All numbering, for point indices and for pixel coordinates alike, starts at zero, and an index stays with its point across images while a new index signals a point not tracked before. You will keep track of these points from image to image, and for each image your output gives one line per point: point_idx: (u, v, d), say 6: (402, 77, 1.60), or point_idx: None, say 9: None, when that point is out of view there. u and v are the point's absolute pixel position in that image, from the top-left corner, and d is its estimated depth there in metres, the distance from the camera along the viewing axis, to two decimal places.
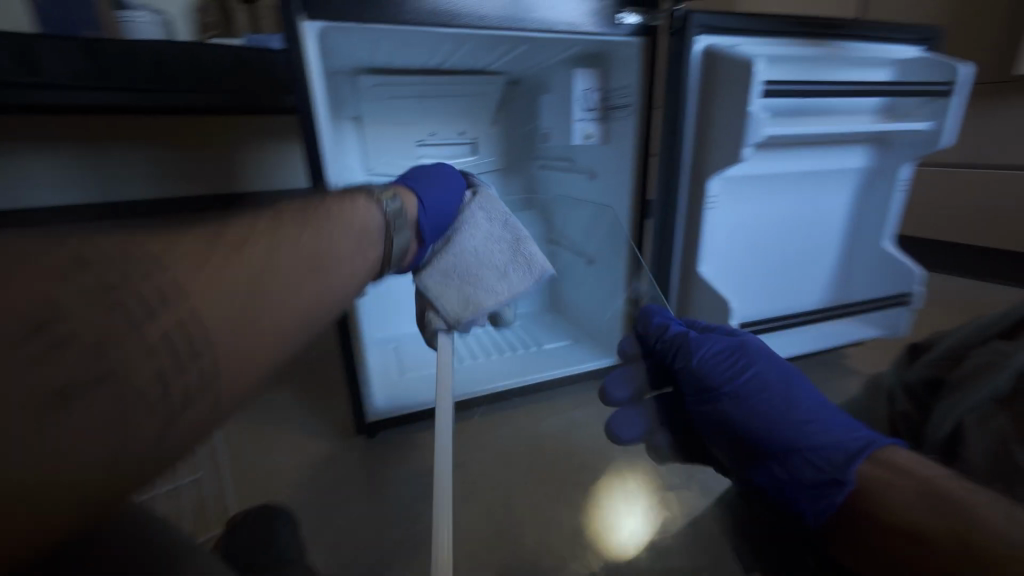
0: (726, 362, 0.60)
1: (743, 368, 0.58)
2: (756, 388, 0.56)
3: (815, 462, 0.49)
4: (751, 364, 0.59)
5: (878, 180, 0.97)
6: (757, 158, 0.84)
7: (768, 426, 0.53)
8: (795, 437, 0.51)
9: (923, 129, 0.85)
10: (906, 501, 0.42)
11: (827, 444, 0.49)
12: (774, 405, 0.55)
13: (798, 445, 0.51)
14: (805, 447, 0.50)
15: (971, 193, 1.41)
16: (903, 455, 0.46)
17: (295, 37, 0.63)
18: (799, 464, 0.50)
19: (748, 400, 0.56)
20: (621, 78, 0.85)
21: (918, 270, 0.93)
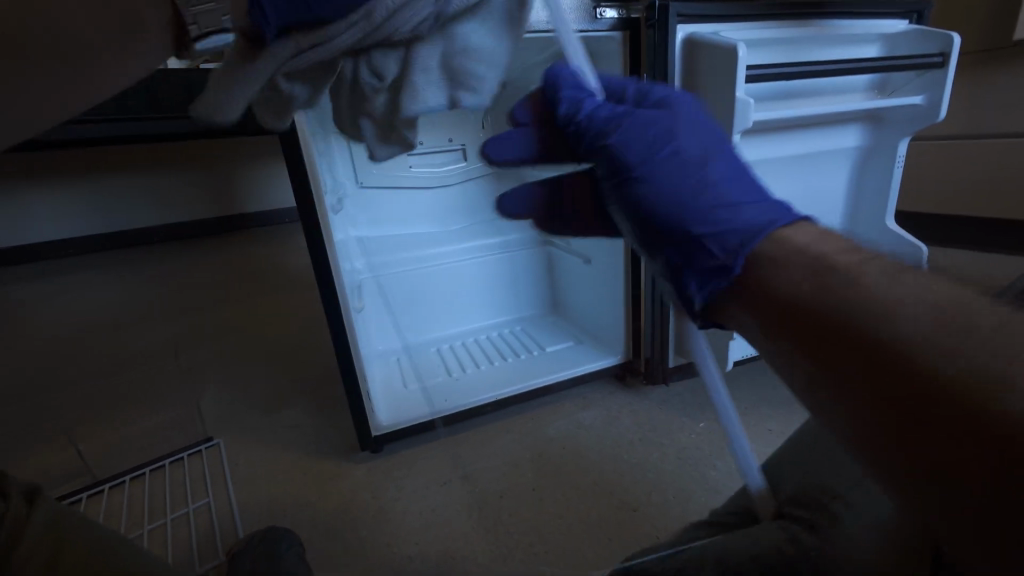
0: (636, 165, 0.43)
1: (671, 148, 0.42)
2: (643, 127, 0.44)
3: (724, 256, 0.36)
4: (702, 163, 0.42)
5: (874, 157, 0.96)
6: (747, 144, 0.83)
7: (676, 211, 0.41)
8: (698, 218, 0.39)
9: (917, 103, 0.83)
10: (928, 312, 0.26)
11: (722, 220, 0.38)
12: (656, 196, 0.42)
13: (696, 233, 0.38)
14: (698, 222, 0.39)
15: (967, 164, 1.39)
16: (808, 234, 0.34)
17: None
18: (700, 249, 0.38)
19: (659, 170, 0.42)
20: (604, 73, 0.83)
21: (924, 246, 0.93)
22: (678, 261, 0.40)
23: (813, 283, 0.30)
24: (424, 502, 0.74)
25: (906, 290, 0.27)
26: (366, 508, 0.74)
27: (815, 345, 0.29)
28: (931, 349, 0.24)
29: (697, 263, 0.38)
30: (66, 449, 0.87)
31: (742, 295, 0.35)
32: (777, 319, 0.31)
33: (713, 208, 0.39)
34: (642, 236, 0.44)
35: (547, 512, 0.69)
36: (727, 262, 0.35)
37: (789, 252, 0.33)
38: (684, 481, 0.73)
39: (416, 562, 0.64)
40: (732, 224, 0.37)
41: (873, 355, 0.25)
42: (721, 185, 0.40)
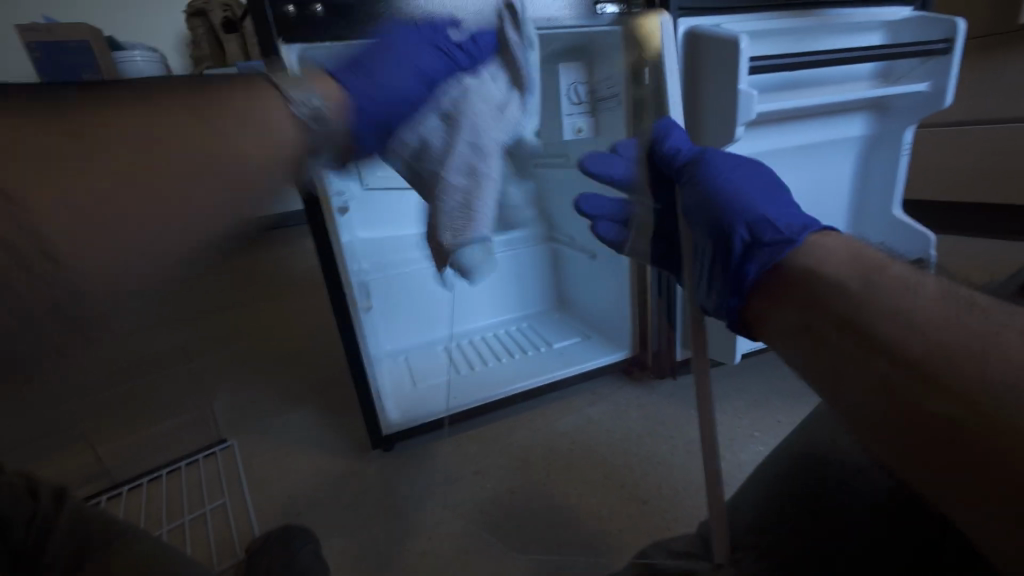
0: (708, 171, 0.51)
1: (748, 172, 0.51)
2: (722, 159, 0.53)
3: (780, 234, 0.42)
4: (771, 190, 0.49)
5: (880, 146, 0.95)
6: (752, 136, 0.82)
7: (739, 201, 0.47)
8: (760, 210, 0.45)
9: (921, 90, 0.83)
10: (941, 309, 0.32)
11: (783, 219, 0.43)
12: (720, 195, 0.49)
13: (758, 216, 0.44)
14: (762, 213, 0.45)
15: (970, 151, 1.40)
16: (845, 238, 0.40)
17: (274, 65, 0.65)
18: (764, 231, 0.43)
19: (730, 180, 0.50)
20: (604, 68, 0.77)
21: (932, 234, 0.93)
22: (743, 252, 0.43)
23: (855, 273, 0.35)
24: (438, 498, 0.75)
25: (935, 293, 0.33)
26: (381, 503, 0.76)
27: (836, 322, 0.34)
28: (940, 340, 0.30)
29: (761, 248, 0.42)
30: None
31: (801, 274, 0.38)
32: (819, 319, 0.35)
33: (775, 209, 0.46)
34: (704, 233, 0.49)
35: (559, 505, 0.70)
36: (791, 237, 0.41)
37: (833, 260, 0.37)
38: (691, 471, 0.74)
39: (432, 556, 0.65)
40: (790, 226, 0.42)
41: (893, 332, 0.31)
42: (777, 207, 0.46)
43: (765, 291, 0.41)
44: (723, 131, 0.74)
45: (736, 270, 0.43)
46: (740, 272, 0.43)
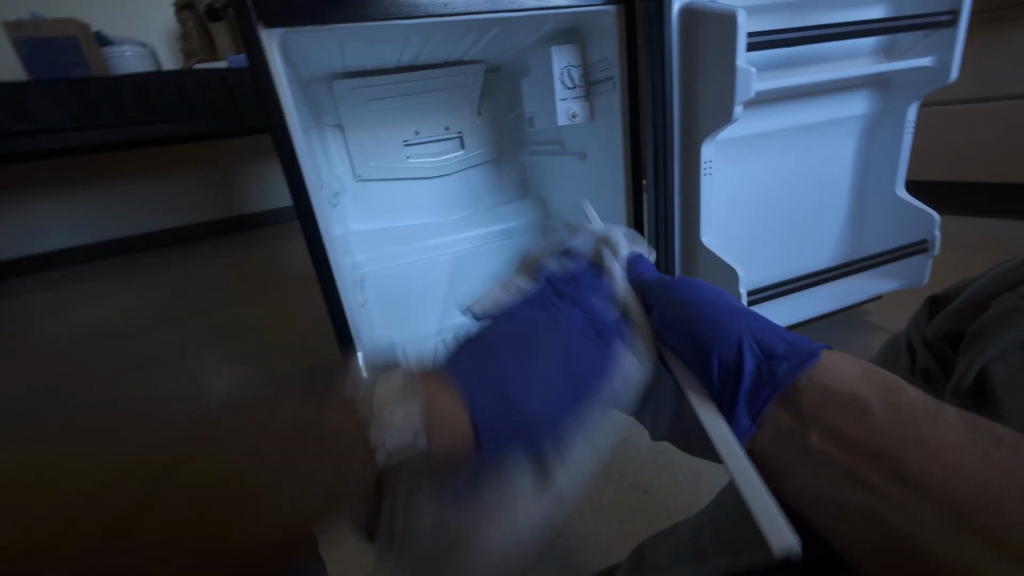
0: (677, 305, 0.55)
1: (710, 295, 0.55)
2: (692, 290, 0.55)
3: (784, 368, 0.45)
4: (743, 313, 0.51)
5: (883, 125, 0.93)
6: (752, 116, 0.80)
7: (706, 325, 0.50)
8: (743, 327, 0.48)
9: (926, 65, 0.81)
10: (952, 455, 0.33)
11: (767, 338, 0.47)
12: (686, 336, 0.51)
13: (745, 341, 0.47)
14: (745, 334, 0.47)
15: (974, 128, 1.38)
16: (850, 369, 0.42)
17: (258, 50, 0.63)
18: (770, 367, 0.45)
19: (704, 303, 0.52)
20: (600, 51, 0.82)
21: (937, 214, 0.91)
22: (753, 383, 0.46)
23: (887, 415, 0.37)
24: None
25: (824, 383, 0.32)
26: None
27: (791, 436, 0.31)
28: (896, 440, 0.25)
29: (775, 371, 0.45)
30: None
31: (815, 402, 0.42)
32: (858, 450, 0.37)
33: (755, 331, 0.48)
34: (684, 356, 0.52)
35: None
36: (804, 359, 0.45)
37: (835, 385, 0.42)
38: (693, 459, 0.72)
39: None
40: (796, 351, 0.45)
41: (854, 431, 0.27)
42: (755, 320, 0.50)
43: (769, 414, 0.45)
44: (722, 111, 0.72)
45: (733, 395, 0.47)
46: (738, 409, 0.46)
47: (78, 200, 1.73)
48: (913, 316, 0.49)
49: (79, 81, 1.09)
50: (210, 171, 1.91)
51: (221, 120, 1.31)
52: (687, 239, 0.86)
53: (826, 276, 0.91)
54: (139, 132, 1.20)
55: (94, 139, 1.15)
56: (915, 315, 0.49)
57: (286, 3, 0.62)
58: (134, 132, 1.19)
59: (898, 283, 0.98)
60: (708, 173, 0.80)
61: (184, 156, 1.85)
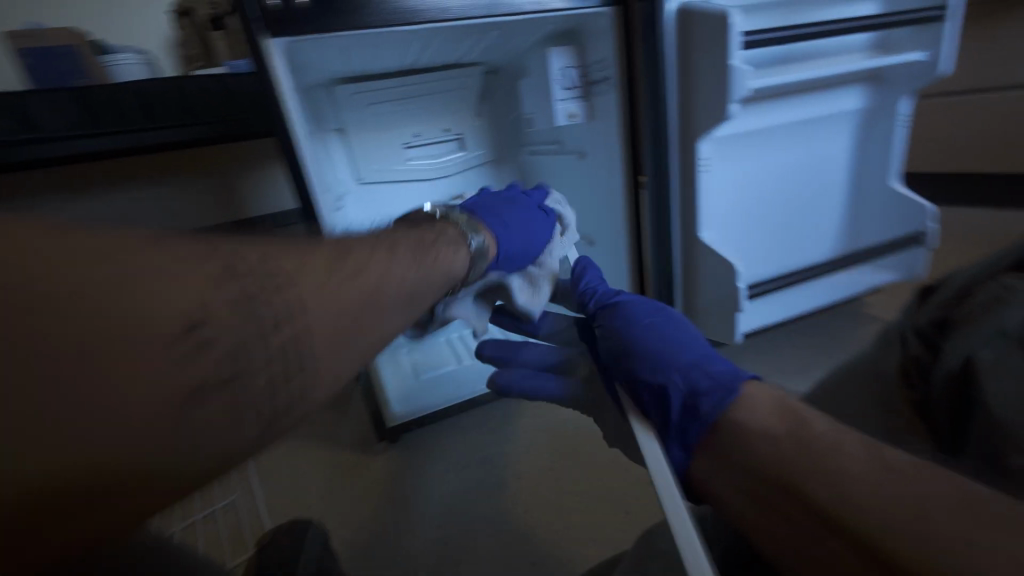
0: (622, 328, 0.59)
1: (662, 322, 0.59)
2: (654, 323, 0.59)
3: (702, 396, 0.47)
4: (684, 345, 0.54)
5: (878, 119, 0.94)
6: (748, 113, 0.81)
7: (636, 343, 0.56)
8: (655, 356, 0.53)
9: (919, 59, 0.82)
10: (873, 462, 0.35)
11: (683, 368, 0.50)
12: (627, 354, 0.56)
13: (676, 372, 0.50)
14: (672, 365, 0.51)
15: (973, 120, 1.39)
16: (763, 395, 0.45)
17: (262, 58, 0.64)
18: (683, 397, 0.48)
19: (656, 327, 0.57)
20: (598, 52, 0.84)
21: (932, 206, 0.92)
22: (681, 420, 0.47)
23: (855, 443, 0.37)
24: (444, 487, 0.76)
25: (863, 451, 0.36)
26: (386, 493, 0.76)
27: (787, 492, 0.36)
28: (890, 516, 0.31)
29: (698, 407, 0.46)
30: None
31: (728, 446, 0.43)
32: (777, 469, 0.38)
33: (684, 367, 0.51)
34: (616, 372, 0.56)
35: (562, 493, 0.70)
36: (726, 394, 0.46)
37: (751, 419, 0.43)
38: None
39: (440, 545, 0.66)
40: (721, 385, 0.47)
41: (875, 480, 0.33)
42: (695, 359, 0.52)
43: (698, 449, 0.46)
44: (718, 108, 0.73)
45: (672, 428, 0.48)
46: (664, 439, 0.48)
47: (83, 207, 1.75)
48: (905, 307, 0.50)
49: (85, 89, 1.08)
50: (214, 176, 1.93)
51: (224, 127, 1.32)
52: (687, 236, 0.87)
53: (825, 270, 0.93)
54: (135, 141, 1.19)
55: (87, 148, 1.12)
56: (906, 307, 0.50)
57: (289, 12, 0.64)
58: (132, 144, 1.18)
59: (897, 275, 0.99)
60: (705, 170, 0.81)
61: (185, 162, 1.87)
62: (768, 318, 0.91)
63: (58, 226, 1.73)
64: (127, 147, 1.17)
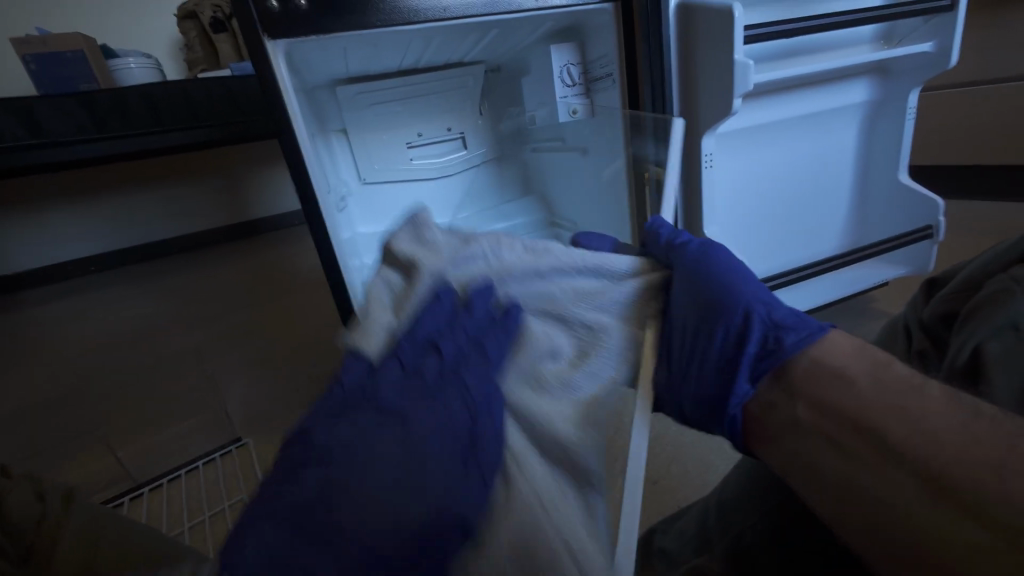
0: (692, 270, 0.52)
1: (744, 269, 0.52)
2: (724, 268, 0.51)
3: (790, 336, 0.43)
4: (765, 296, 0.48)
5: (885, 111, 0.93)
6: (752, 108, 0.81)
7: (709, 282, 0.50)
8: (740, 297, 0.48)
9: (926, 50, 0.81)
10: (895, 399, 0.35)
11: (779, 314, 0.46)
12: (702, 296, 0.50)
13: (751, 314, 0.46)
14: (759, 304, 0.47)
15: (978, 111, 1.38)
16: (847, 346, 0.41)
17: (263, 59, 0.64)
18: (768, 342, 0.44)
19: (735, 270, 0.51)
20: (599, 48, 0.83)
21: (940, 199, 0.91)
22: (759, 354, 0.44)
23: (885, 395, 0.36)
24: None
25: (940, 411, 0.34)
26: None
27: (852, 426, 0.36)
28: (968, 464, 0.30)
29: (785, 351, 0.43)
30: (101, 457, 0.88)
31: (798, 385, 0.41)
32: (838, 422, 0.37)
33: (767, 311, 0.46)
34: (688, 317, 0.50)
35: None
36: (817, 330, 0.43)
37: (829, 361, 0.40)
38: (704, 453, 0.73)
39: None
40: (804, 326, 0.44)
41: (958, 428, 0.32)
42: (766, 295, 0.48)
43: (767, 382, 0.43)
44: (721, 104, 0.72)
45: (735, 365, 0.45)
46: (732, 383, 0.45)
47: (91, 209, 1.76)
48: (912, 299, 0.49)
49: (88, 95, 1.12)
50: (219, 178, 1.94)
51: (226, 130, 1.33)
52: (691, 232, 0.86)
53: (831, 265, 0.92)
54: (140, 146, 1.22)
55: (92, 153, 1.16)
56: (913, 298, 0.50)
57: (290, 14, 0.64)
58: (136, 148, 1.21)
59: (904, 269, 0.98)
60: (709, 166, 0.80)
61: (190, 165, 1.87)
62: None
63: (66, 229, 1.75)
64: (131, 150, 1.21)
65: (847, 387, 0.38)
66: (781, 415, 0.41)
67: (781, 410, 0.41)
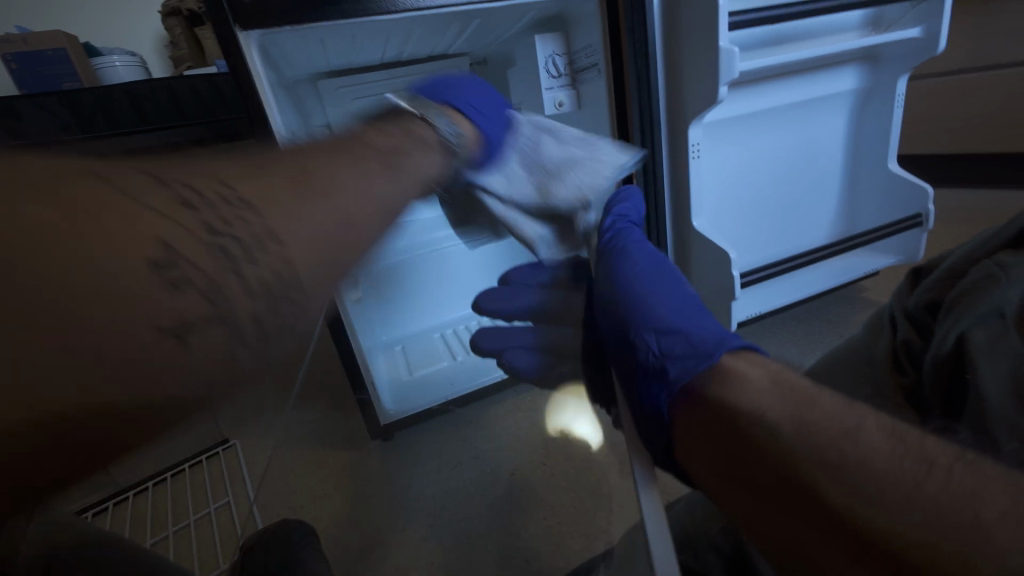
0: (612, 280, 0.56)
1: (661, 274, 0.55)
2: (651, 282, 0.53)
3: (680, 346, 0.43)
4: (674, 307, 0.49)
5: (873, 100, 0.92)
6: (739, 97, 0.80)
7: (625, 301, 0.52)
8: (643, 313, 0.49)
9: (914, 36, 0.80)
10: (829, 436, 0.29)
11: (685, 327, 0.45)
12: (614, 321, 0.52)
13: (647, 328, 0.46)
14: (654, 318, 0.47)
15: (966, 100, 1.38)
16: (749, 363, 0.38)
17: (236, 50, 0.62)
18: (667, 348, 0.44)
19: (648, 282, 0.53)
20: (583, 39, 0.82)
21: (929, 186, 0.90)
22: (645, 365, 0.45)
23: (786, 408, 0.32)
24: (437, 485, 0.73)
25: (886, 443, 0.29)
26: (380, 493, 0.74)
27: (782, 475, 0.29)
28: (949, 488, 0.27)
29: (660, 367, 0.43)
30: None
31: (701, 401, 0.37)
32: (774, 470, 0.30)
33: (664, 326, 0.46)
34: (608, 336, 0.53)
35: (553, 486, 0.65)
36: (708, 352, 0.40)
37: (732, 391, 0.35)
38: None
39: (433, 544, 0.64)
40: (700, 347, 0.41)
41: (842, 496, 0.27)
42: (676, 314, 0.48)
43: (677, 400, 0.40)
44: (706, 93, 0.71)
45: (640, 376, 0.45)
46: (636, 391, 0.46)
47: None
48: (896, 289, 0.49)
49: (72, 91, 1.08)
50: None
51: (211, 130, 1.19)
52: (680, 224, 0.85)
53: (822, 255, 0.91)
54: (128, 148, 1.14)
55: (77, 153, 1.09)
56: (898, 288, 0.49)
57: (264, 4, 0.62)
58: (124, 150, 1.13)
59: (893, 258, 0.98)
60: (696, 157, 0.79)
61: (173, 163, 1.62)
62: (765, 304, 0.90)
63: None
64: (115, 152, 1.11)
65: (762, 416, 0.32)
66: (698, 433, 0.37)
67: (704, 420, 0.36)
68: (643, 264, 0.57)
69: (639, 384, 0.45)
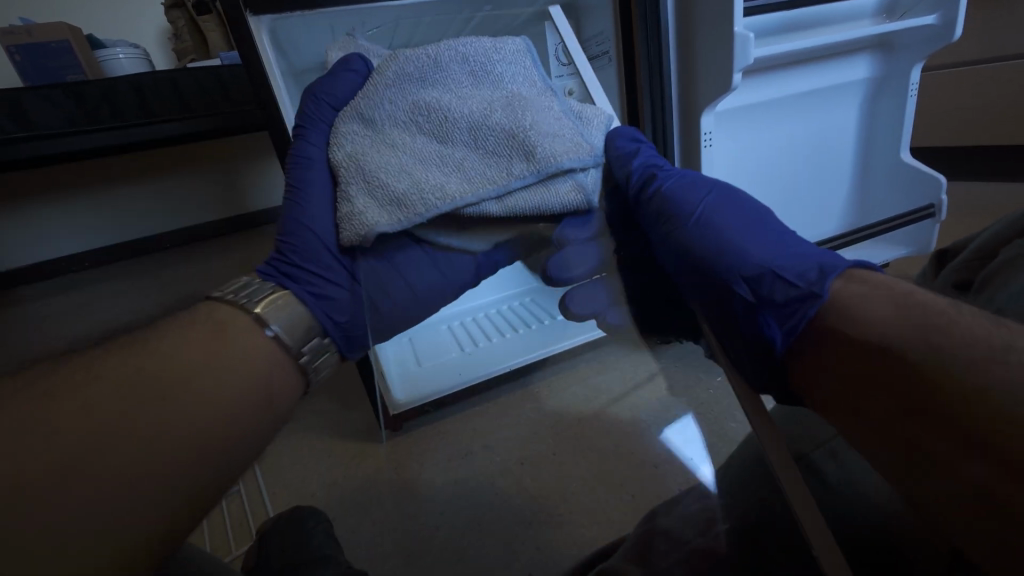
0: (673, 209, 0.54)
1: (726, 200, 0.52)
2: (723, 211, 0.51)
3: (774, 282, 0.41)
4: (754, 235, 0.47)
5: (887, 88, 0.91)
6: (752, 85, 0.79)
7: (704, 241, 0.48)
8: (732, 250, 0.46)
9: (930, 23, 0.78)
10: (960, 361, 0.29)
11: (769, 253, 0.44)
12: (695, 271, 0.49)
13: (740, 270, 0.44)
14: (745, 252, 0.45)
15: (979, 91, 1.37)
16: (865, 285, 0.37)
17: (246, 35, 0.62)
18: (770, 286, 0.41)
19: (721, 214, 0.50)
20: (594, 26, 0.81)
21: (943, 176, 0.89)
22: (750, 308, 0.43)
23: (912, 335, 0.32)
24: (448, 473, 0.72)
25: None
26: (392, 480, 0.74)
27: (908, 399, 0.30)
28: None
29: (773, 308, 0.41)
30: None
31: (825, 335, 0.36)
32: (897, 394, 0.31)
33: (769, 256, 0.43)
34: (687, 276, 0.50)
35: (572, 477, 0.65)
36: (813, 289, 0.38)
37: (852, 314, 0.35)
38: None
39: (444, 531, 0.64)
40: (809, 268, 0.41)
41: (967, 419, 0.27)
42: (772, 245, 0.45)
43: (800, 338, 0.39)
44: (720, 79, 0.71)
45: (754, 321, 0.43)
46: (745, 346, 0.43)
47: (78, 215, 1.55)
48: (922, 271, 0.49)
49: (75, 82, 1.02)
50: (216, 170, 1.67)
51: (219, 119, 1.20)
52: None
53: (835, 244, 0.90)
54: (137, 138, 1.12)
55: (90, 145, 1.06)
56: (923, 271, 0.49)
57: None
58: (134, 141, 1.11)
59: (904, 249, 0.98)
60: (708, 144, 0.79)
61: (184, 154, 1.62)
62: None
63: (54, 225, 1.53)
64: (127, 143, 1.10)
65: (881, 336, 0.33)
66: (817, 357, 0.37)
67: (817, 348, 0.37)
68: (704, 200, 0.53)
69: (751, 331, 0.43)
